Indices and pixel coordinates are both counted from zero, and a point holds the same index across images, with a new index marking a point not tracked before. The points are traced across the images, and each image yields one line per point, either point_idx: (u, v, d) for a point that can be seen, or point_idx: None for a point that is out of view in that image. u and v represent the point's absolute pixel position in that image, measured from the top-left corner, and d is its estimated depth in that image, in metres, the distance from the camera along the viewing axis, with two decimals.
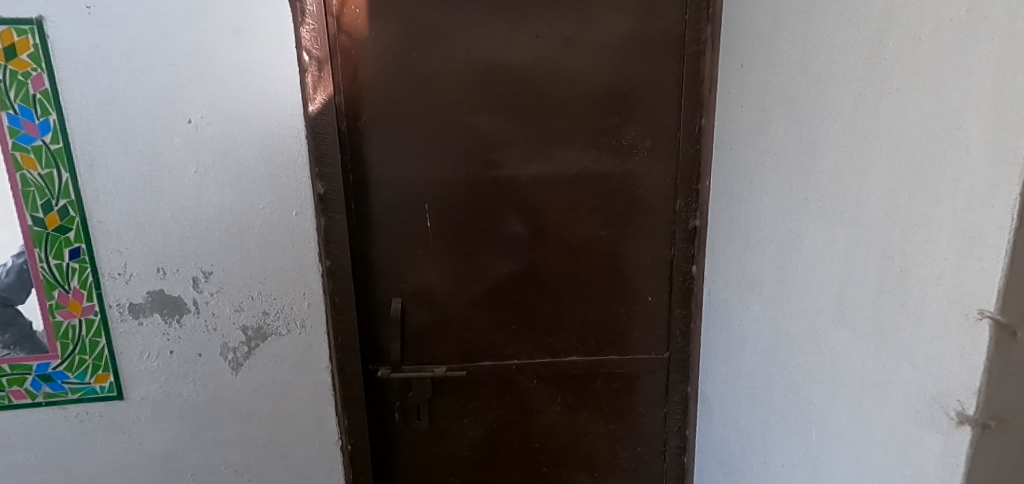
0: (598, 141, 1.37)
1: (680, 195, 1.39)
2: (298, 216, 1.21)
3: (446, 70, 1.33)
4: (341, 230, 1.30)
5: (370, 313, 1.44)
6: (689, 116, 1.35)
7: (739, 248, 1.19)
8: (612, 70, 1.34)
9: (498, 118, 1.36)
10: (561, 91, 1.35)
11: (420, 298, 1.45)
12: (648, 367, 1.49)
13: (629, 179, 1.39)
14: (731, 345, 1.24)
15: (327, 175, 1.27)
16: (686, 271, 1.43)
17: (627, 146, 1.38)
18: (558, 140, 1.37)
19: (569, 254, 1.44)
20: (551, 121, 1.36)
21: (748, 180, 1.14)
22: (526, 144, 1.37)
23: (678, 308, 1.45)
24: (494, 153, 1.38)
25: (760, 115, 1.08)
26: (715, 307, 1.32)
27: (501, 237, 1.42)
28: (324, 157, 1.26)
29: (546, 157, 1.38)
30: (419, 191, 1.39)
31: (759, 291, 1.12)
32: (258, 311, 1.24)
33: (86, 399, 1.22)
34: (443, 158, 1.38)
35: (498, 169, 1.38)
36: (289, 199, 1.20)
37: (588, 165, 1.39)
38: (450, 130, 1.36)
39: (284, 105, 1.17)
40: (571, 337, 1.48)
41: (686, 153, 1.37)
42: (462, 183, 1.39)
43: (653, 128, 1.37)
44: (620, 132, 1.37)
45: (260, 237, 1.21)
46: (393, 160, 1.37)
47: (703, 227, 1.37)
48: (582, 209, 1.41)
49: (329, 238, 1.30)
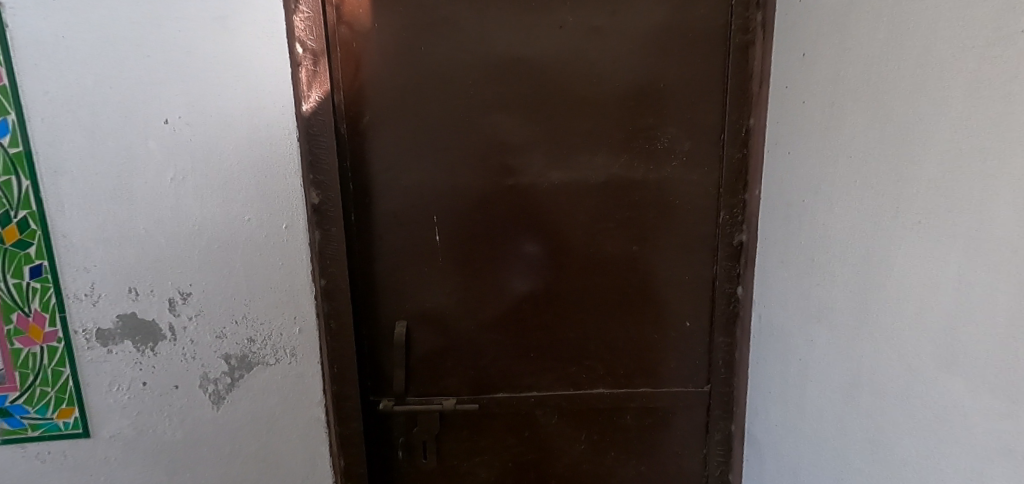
0: (631, 145, 1.21)
1: (723, 206, 1.22)
2: (289, 230, 1.07)
3: (458, 65, 1.18)
4: (339, 245, 1.14)
5: (372, 338, 1.28)
6: (735, 117, 1.19)
7: (800, 269, 1.02)
8: (647, 64, 1.18)
9: (516, 119, 1.20)
10: (589, 89, 1.19)
11: (427, 321, 1.29)
12: (686, 401, 1.32)
13: (665, 188, 1.23)
14: (790, 383, 1.06)
15: (323, 182, 1.11)
16: (730, 293, 1.25)
17: (662, 151, 1.21)
18: (585, 144, 1.21)
19: (597, 273, 1.27)
20: (576, 123, 1.20)
21: (813, 189, 0.96)
22: (548, 149, 1.21)
23: (721, 335, 1.27)
24: (511, 159, 1.22)
25: (829, 112, 0.91)
26: (768, 336, 1.14)
27: (519, 254, 1.26)
28: (318, 162, 1.10)
29: (570, 164, 1.22)
30: (428, 202, 1.24)
31: (828, 320, 0.94)
32: (243, 337, 1.09)
33: (48, 436, 1.08)
34: (454, 164, 1.22)
35: (516, 176, 1.23)
36: (278, 210, 1.05)
37: (619, 172, 1.22)
38: (461, 132, 1.21)
39: (273, 102, 1.02)
40: (597, 367, 1.31)
41: (731, 158, 1.20)
42: (476, 192, 1.23)
43: (693, 130, 1.20)
44: (655, 135, 1.21)
45: (245, 253, 1.06)
46: (399, 167, 1.22)
47: (751, 243, 1.20)
48: (611, 221, 1.24)
49: (324, 254, 1.14)
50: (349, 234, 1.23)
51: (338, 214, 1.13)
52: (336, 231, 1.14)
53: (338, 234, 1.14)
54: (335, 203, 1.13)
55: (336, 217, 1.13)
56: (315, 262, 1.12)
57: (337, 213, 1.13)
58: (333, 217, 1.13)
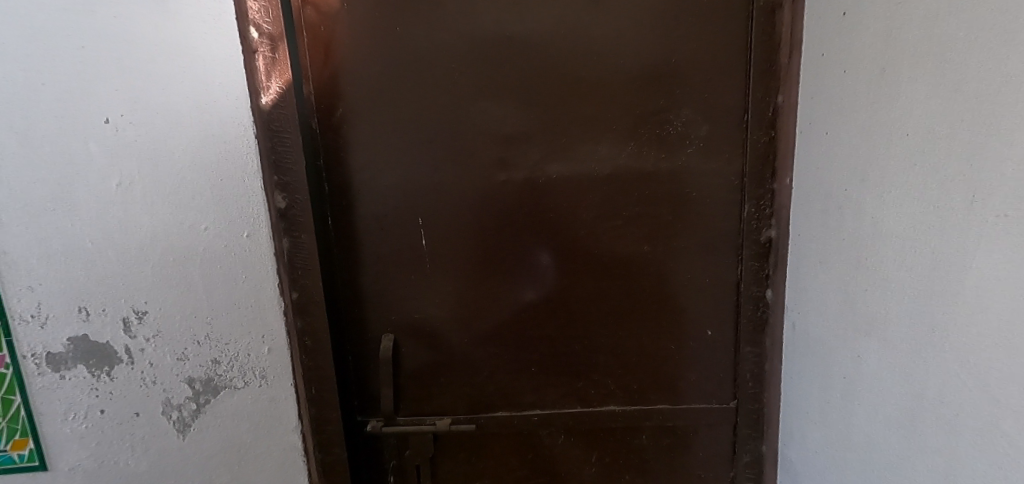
0: (639, 131, 1.06)
1: (748, 198, 1.06)
2: (251, 239, 0.95)
3: (439, 46, 1.04)
4: (311, 254, 1.03)
5: (357, 354, 1.17)
6: (760, 93, 1.02)
7: (843, 271, 0.86)
8: (655, 36, 1.02)
9: (506, 106, 1.06)
10: (588, 68, 1.04)
11: (417, 335, 1.17)
12: (709, 420, 1.16)
13: (679, 179, 1.07)
14: (833, 404, 0.90)
15: (288, 184, 1.00)
16: (757, 297, 1.09)
17: (676, 137, 1.06)
18: (586, 131, 1.06)
19: (603, 277, 1.13)
20: (574, 108, 1.06)
21: (860, 176, 0.80)
22: (544, 139, 1.07)
23: (748, 345, 1.11)
24: (502, 152, 1.08)
25: (879, 81, 0.75)
26: (804, 348, 0.98)
27: (516, 258, 1.12)
28: (282, 161, 0.99)
29: (570, 155, 1.07)
30: (411, 202, 1.11)
31: (880, 335, 0.78)
32: (207, 359, 0.98)
33: (3, 469, 0.98)
34: (439, 159, 1.09)
35: (509, 170, 1.09)
36: (238, 217, 0.94)
37: (626, 162, 1.07)
38: (445, 122, 1.07)
39: (225, 96, 0.91)
40: (607, 382, 1.17)
41: (756, 142, 1.04)
42: (465, 190, 1.10)
43: (710, 111, 1.04)
44: (666, 119, 1.05)
45: (204, 266, 0.95)
46: (377, 163, 1.09)
47: (782, 239, 1.04)
48: (618, 218, 1.10)
49: (295, 264, 1.03)
50: (324, 240, 1.11)
51: (308, 219, 1.02)
52: (307, 239, 1.03)
53: (309, 241, 1.03)
54: (304, 208, 1.01)
55: (306, 223, 1.02)
56: (285, 273, 1.02)
57: (307, 218, 1.02)
58: (302, 224, 1.02)
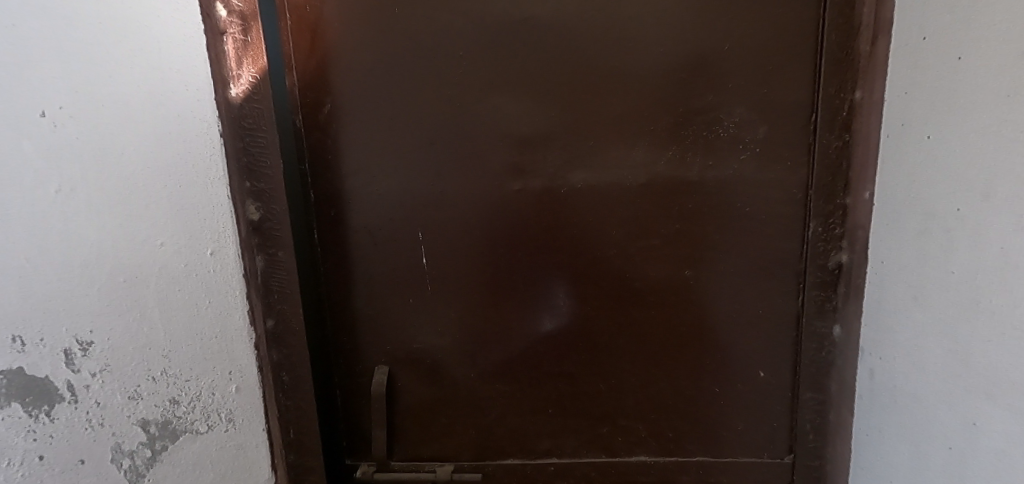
0: (681, 132, 0.88)
1: (815, 215, 0.87)
2: (216, 258, 0.81)
3: (443, 30, 0.88)
4: (290, 275, 0.89)
5: (346, 389, 1.02)
6: (833, 87, 0.83)
7: (951, 314, 0.68)
8: (705, 19, 0.85)
9: (522, 101, 0.89)
10: (621, 58, 0.87)
11: (415, 368, 1.01)
12: (758, 476, 0.98)
13: (730, 191, 0.90)
14: (930, 479, 0.72)
15: (262, 192, 0.86)
16: (822, 334, 0.91)
17: (727, 140, 0.88)
18: (618, 133, 0.89)
19: (636, 305, 0.95)
20: (603, 104, 0.89)
21: (984, 194, 0.62)
22: (568, 142, 0.90)
23: (809, 390, 0.93)
24: (517, 157, 0.91)
25: (1017, 71, 0.57)
26: (886, 403, 0.80)
27: (532, 281, 0.95)
28: (256, 165, 0.85)
29: (598, 161, 0.90)
30: (410, 214, 0.94)
31: (1012, 402, 0.60)
32: (165, 397, 0.79)
33: None
34: (443, 163, 0.92)
35: (526, 178, 0.92)
36: (200, 233, 0.79)
37: (665, 170, 0.90)
38: (449, 120, 0.91)
39: (185, 88, 0.76)
40: (636, 428, 1.00)
41: (827, 147, 0.85)
42: (474, 200, 0.93)
43: (769, 109, 0.86)
44: (715, 117, 0.87)
45: (160, 288, 0.77)
46: (371, 168, 0.93)
47: (857, 266, 0.85)
48: (655, 236, 0.92)
49: (270, 285, 0.89)
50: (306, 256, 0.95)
51: (286, 234, 0.87)
52: (284, 257, 0.88)
53: (287, 261, 0.88)
54: (282, 220, 0.87)
55: (282, 239, 0.88)
56: (256, 297, 0.88)
57: (282, 233, 0.87)
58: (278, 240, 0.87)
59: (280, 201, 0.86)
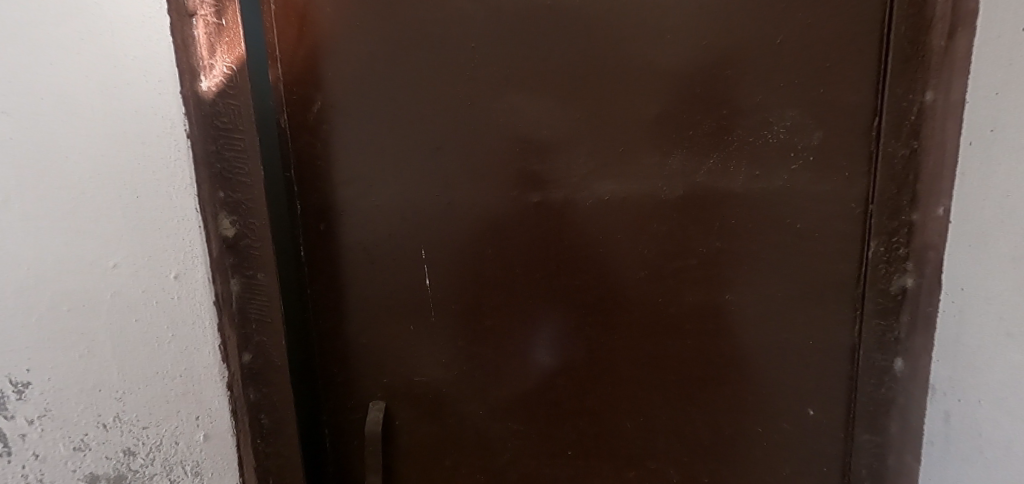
0: (724, 138, 0.77)
1: (876, 233, 0.77)
2: (181, 282, 0.67)
3: (452, 18, 0.76)
4: (272, 300, 0.75)
5: (336, 428, 0.89)
6: (901, 88, 0.73)
7: None
8: (753, 8, 0.74)
9: (542, 100, 0.78)
10: (657, 52, 0.76)
11: (415, 405, 0.88)
12: None
13: (779, 206, 0.78)
14: None
15: (239, 204, 0.72)
16: (881, 368, 0.80)
17: (777, 148, 0.76)
18: (651, 138, 0.78)
19: (669, 334, 0.84)
20: (635, 104, 0.77)
21: None
22: (593, 148, 0.79)
23: (865, 431, 0.82)
24: (536, 164, 0.79)
25: None
26: (967, 452, 0.69)
27: (550, 307, 0.83)
28: (231, 172, 0.71)
29: (629, 169, 0.79)
30: (412, 228, 0.82)
31: None
32: (117, 449, 0.65)
33: None
34: (450, 171, 0.80)
35: (545, 188, 0.80)
36: (162, 251, 0.65)
37: (705, 181, 0.78)
38: (458, 122, 0.79)
39: (144, 77, 0.62)
40: (668, 472, 0.88)
41: (892, 156, 0.74)
42: (485, 214, 0.81)
43: (826, 112, 0.75)
44: (765, 121, 0.76)
45: (111, 318, 0.63)
46: (367, 176, 0.81)
47: (927, 292, 0.74)
48: (693, 256, 0.81)
49: (247, 314, 0.75)
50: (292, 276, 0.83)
51: (267, 253, 0.74)
52: (265, 280, 0.75)
53: (268, 284, 0.75)
54: (263, 236, 0.74)
55: (262, 259, 0.74)
56: (230, 328, 0.74)
57: (263, 251, 0.74)
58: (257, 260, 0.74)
59: (261, 214, 0.73)
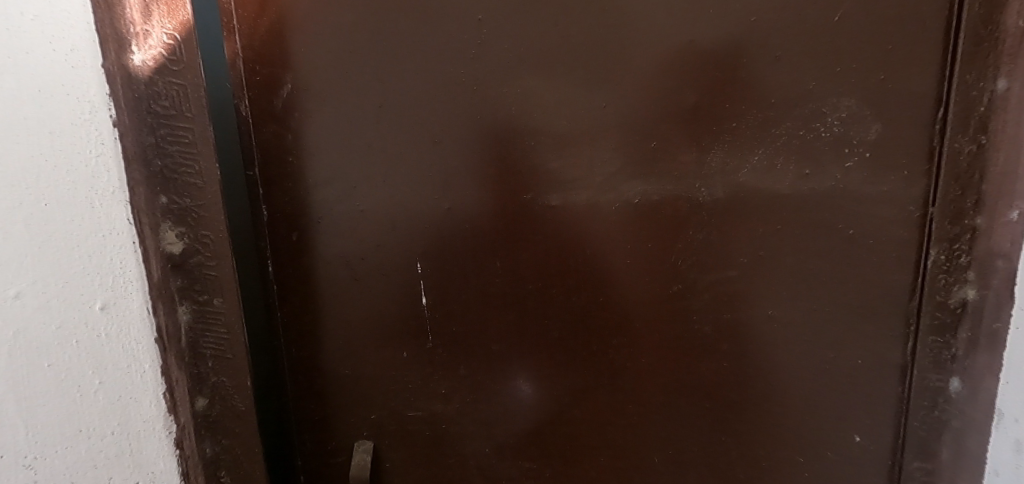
0: (771, 132, 0.67)
1: (936, 238, 0.67)
2: (109, 314, 0.51)
3: None
4: (232, 332, 0.60)
5: (316, 471, 0.76)
6: (972, 74, 0.62)
7: None
8: None
9: (560, 85, 0.66)
10: (695, 29, 0.64)
11: (409, 445, 0.75)
12: None
13: (829, 210, 0.68)
14: None
15: (187, 212, 0.57)
16: (934, 389, 0.71)
17: (829, 142, 0.67)
18: (687, 131, 0.67)
19: (701, 356, 0.73)
20: (669, 91, 0.66)
21: None
22: (619, 142, 0.67)
23: (918, 460, 0.73)
24: (553, 161, 0.67)
25: None
26: None
27: (566, 328, 0.72)
28: (176, 171, 0.56)
29: (661, 167, 0.67)
30: (404, 238, 0.68)
31: None
32: None
33: None
34: (450, 169, 0.67)
35: (563, 189, 0.68)
36: (81, 276, 0.49)
37: (747, 181, 0.68)
38: (458, 110, 0.66)
39: (49, 43, 0.46)
40: None
41: (957, 153, 0.64)
42: (491, 221, 0.68)
43: (885, 102, 0.65)
44: (817, 111, 0.66)
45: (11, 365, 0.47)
46: (348, 176, 0.67)
47: (993, 305, 0.65)
48: (732, 266, 0.70)
49: (200, 349, 0.60)
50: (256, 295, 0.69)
51: (224, 273, 0.59)
52: (223, 307, 0.60)
53: (226, 312, 0.60)
54: (219, 252, 0.58)
55: (219, 280, 0.59)
56: (179, 369, 0.58)
57: (219, 271, 0.59)
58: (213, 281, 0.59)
59: (215, 225, 0.58)
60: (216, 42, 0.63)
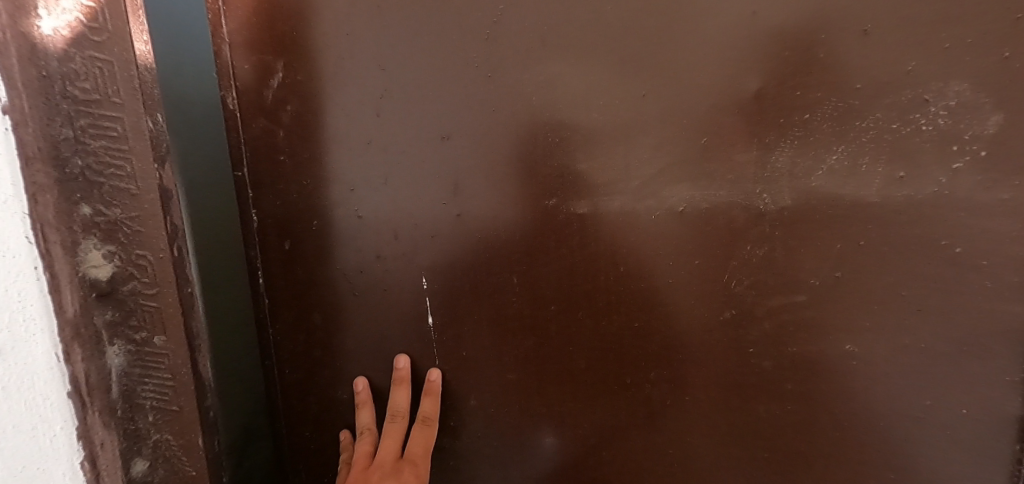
0: (851, 126, 0.54)
1: None
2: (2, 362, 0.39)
3: None
4: (179, 377, 0.52)
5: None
6: None
7: None
8: None
9: (592, 71, 0.55)
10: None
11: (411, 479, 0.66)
12: None
13: (928, 222, 0.54)
14: None
15: (118, 228, 0.48)
16: None
17: (933, 139, 0.53)
18: (745, 124, 0.55)
19: (758, 398, 0.60)
20: (726, 77, 0.54)
21: None
22: (662, 139, 0.56)
23: None
24: (581, 162, 0.57)
25: None
26: None
27: (595, 359, 0.60)
28: (102, 178, 0.47)
29: (713, 169, 0.56)
30: (407, 248, 0.60)
31: None
32: None
33: None
34: (459, 170, 0.58)
35: (593, 196, 0.57)
36: None
37: (822, 185, 0.55)
38: (470, 103, 0.56)
39: None
40: None
41: None
42: (508, 231, 0.58)
43: (1011, 86, 0.50)
44: (916, 100, 0.52)
45: None
46: (344, 176, 0.59)
47: None
48: (801, 290, 0.57)
49: (137, 399, 0.50)
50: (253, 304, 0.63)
51: (167, 304, 0.50)
52: (167, 345, 0.51)
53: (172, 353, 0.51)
54: (161, 278, 0.50)
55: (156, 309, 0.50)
56: (107, 426, 0.48)
57: (159, 301, 0.50)
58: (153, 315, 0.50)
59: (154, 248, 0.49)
60: None
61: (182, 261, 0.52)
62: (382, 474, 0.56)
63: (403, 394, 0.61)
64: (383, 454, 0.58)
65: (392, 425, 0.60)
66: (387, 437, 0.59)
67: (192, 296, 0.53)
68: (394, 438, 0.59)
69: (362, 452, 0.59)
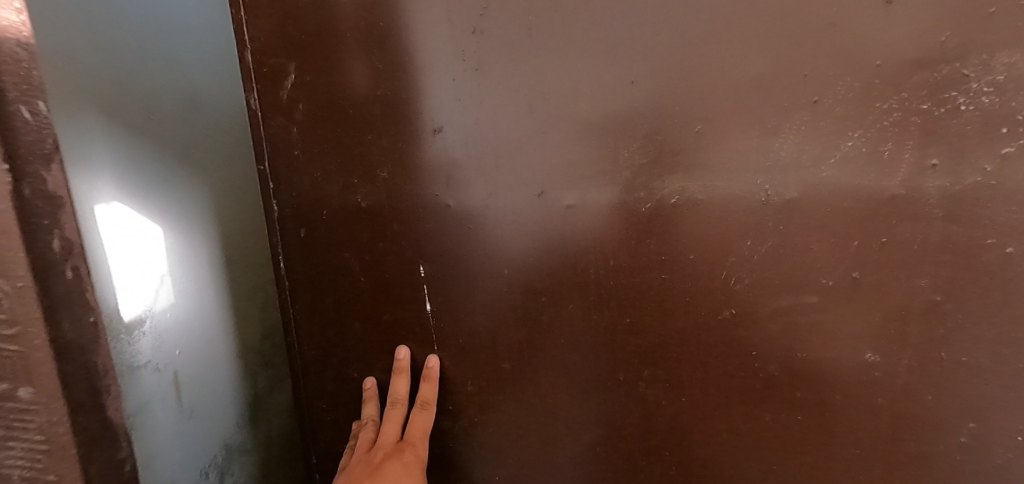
0: (870, 107, 0.48)
1: None
2: None
3: None
4: (55, 442, 0.38)
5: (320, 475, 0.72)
6: None
7: None
8: None
9: (581, 59, 0.54)
10: None
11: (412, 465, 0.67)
12: None
13: (967, 216, 0.48)
14: None
15: None
16: None
17: (976, 120, 0.46)
18: (745, 110, 0.51)
19: (765, 405, 0.56)
20: (723, 60, 0.51)
21: None
22: (654, 128, 0.53)
23: None
24: (568, 152, 0.56)
25: None
26: None
27: (586, 352, 0.59)
28: None
29: (708, 159, 0.52)
30: (404, 238, 0.61)
31: None
32: None
33: None
34: (453, 162, 0.58)
35: (580, 187, 0.56)
36: None
37: (835, 176, 0.50)
38: (460, 96, 0.57)
39: None
40: None
41: None
42: (500, 222, 0.58)
43: None
44: (954, 74, 0.46)
45: None
46: (346, 168, 0.61)
47: None
48: (812, 290, 0.52)
49: (12, 458, 0.38)
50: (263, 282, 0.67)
51: (35, 348, 0.37)
52: (37, 399, 0.37)
53: (130, 342, 0.49)
54: (25, 312, 0.36)
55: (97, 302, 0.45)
56: None
57: (20, 344, 0.36)
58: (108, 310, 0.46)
59: (99, 236, 0.45)
60: (216, 41, 0.60)
61: (86, 285, 0.40)
62: (383, 456, 0.60)
63: (403, 382, 0.64)
64: (383, 438, 0.62)
65: (393, 411, 0.63)
66: (387, 422, 0.62)
67: (95, 327, 0.40)
68: (394, 423, 0.62)
69: (365, 439, 0.63)
